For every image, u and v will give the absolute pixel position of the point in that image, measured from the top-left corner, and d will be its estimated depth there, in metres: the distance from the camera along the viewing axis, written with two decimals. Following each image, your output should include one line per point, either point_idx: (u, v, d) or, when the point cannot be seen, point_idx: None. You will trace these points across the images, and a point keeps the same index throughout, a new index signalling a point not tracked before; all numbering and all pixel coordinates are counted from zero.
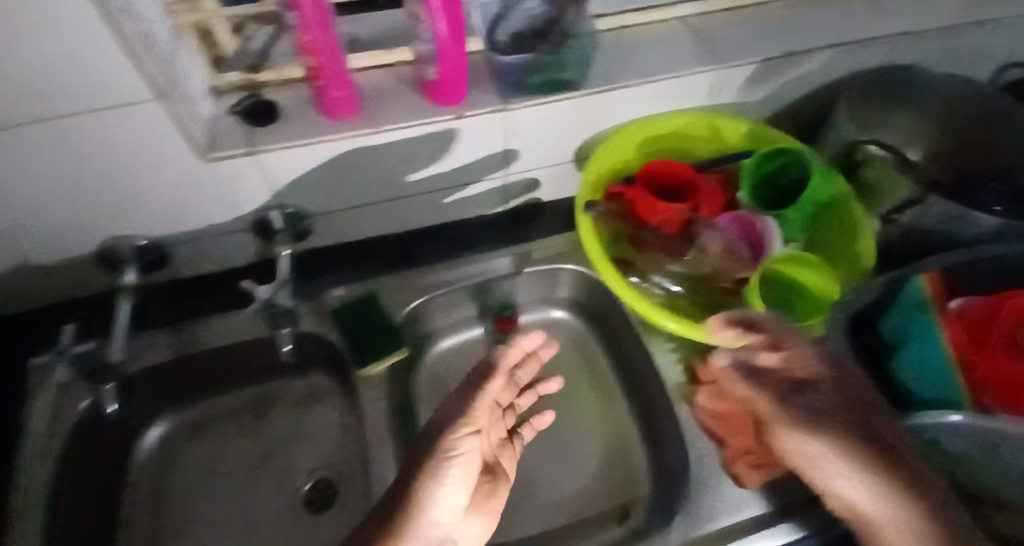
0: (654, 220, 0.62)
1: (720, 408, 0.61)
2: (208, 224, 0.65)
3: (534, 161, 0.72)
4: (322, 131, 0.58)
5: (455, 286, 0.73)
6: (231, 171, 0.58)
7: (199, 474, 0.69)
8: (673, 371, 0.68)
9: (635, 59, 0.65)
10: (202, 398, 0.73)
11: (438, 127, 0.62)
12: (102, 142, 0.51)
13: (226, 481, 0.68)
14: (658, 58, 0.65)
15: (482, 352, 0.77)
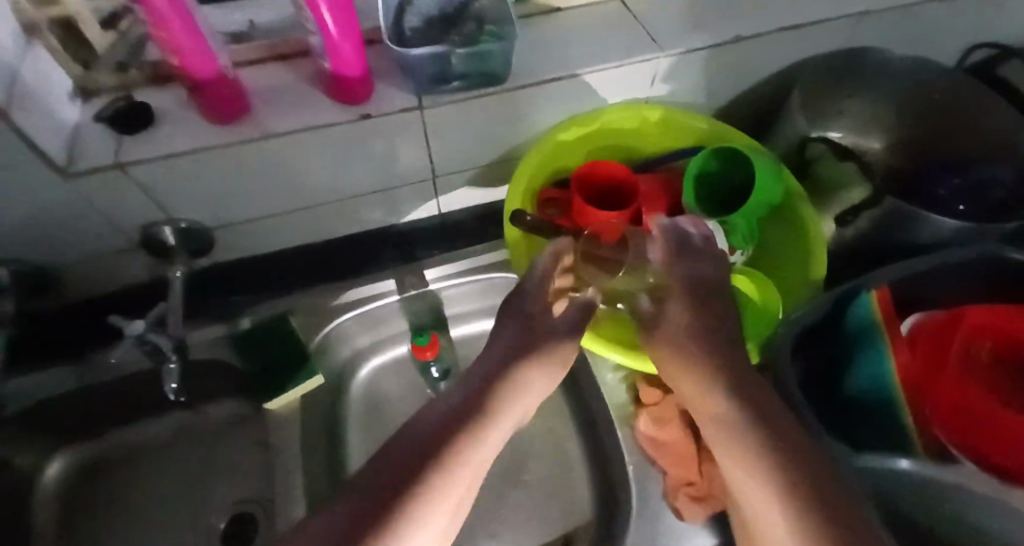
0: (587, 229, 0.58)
1: (660, 434, 0.55)
2: (90, 247, 0.61)
3: (456, 162, 0.66)
4: (206, 137, 0.53)
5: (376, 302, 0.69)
6: (100, 187, 0.53)
7: (102, 511, 0.66)
8: (617, 389, 0.62)
9: (561, 47, 0.59)
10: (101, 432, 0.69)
11: (344, 130, 0.56)
12: None
13: (127, 520, 0.65)
14: (586, 46, 0.59)
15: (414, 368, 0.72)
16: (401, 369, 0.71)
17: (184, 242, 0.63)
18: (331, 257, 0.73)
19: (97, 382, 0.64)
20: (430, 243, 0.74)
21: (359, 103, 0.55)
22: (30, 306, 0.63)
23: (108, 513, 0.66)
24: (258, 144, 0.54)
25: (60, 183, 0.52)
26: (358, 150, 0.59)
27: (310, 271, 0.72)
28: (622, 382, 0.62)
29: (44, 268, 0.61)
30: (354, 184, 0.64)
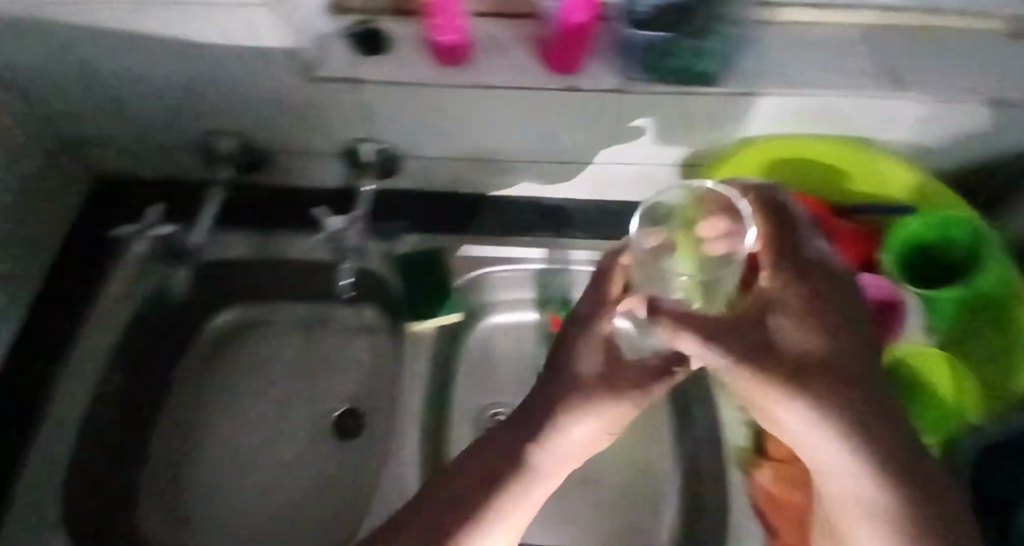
0: None
1: (781, 495, 0.52)
2: (302, 145, 0.68)
3: (636, 155, 0.66)
4: (425, 73, 0.58)
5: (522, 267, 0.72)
6: (328, 95, 0.59)
7: (240, 372, 0.75)
8: (739, 432, 0.59)
9: (789, 64, 0.56)
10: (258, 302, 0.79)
11: (547, 97, 0.58)
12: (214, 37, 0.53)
13: (257, 387, 0.74)
14: (818, 70, 0.55)
15: (533, 338, 0.74)
16: (519, 332, 0.74)
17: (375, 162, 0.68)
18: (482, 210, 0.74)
19: (270, 262, 0.72)
20: (584, 225, 0.72)
21: (566, 73, 0.57)
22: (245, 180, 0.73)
23: (238, 373, 0.75)
24: (471, 91, 0.58)
25: (294, 83, 0.58)
26: (550, 118, 0.61)
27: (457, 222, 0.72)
28: (745, 424, 0.59)
29: (255, 152, 0.69)
30: (535, 150, 0.66)
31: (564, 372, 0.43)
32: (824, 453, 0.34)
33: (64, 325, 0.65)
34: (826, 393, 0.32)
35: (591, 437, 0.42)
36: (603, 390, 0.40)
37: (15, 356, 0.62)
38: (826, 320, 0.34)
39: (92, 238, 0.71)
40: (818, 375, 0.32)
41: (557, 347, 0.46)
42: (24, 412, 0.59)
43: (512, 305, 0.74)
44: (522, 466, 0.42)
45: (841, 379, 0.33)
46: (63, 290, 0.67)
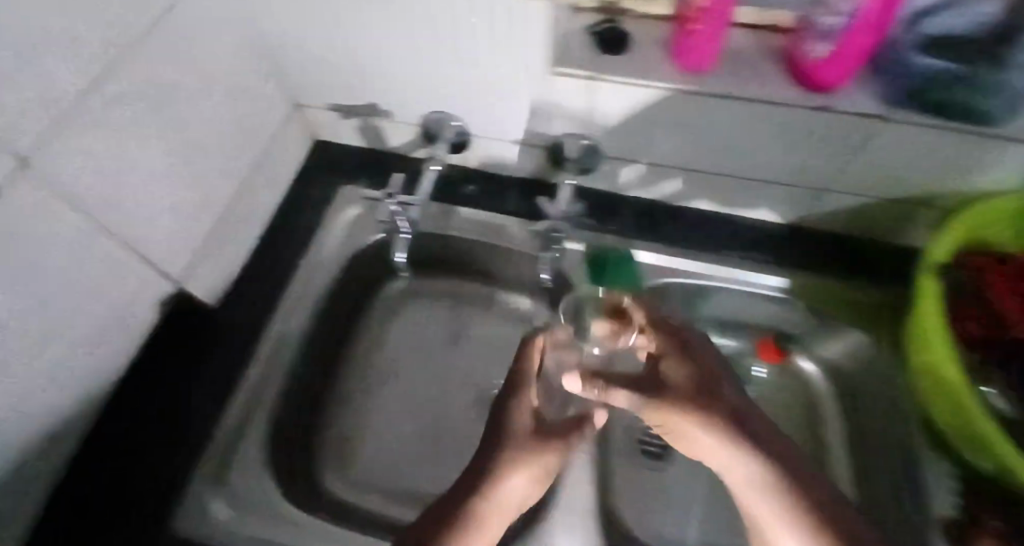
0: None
1: None
2: (508, 133, 0.69)
3: (861, 184, 0.62)
4: (672, 76, 0.57)
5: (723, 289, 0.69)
6: (560, 89, 0.60)
7: (404, 342, 0.77)
8: (942, 494, 0.56)
9: None
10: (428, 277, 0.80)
11: (792, 114, 0.56)
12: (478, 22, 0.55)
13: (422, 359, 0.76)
14: None
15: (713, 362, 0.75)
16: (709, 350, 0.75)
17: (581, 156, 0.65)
18: (675, 219, 0.72)
19: (461, 242, 0.74)
20: (786, 254, 0.69)
21: (823, 92, 0.55)
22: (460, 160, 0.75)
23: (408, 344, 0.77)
24: (713, 101, 0.57)
25: (536, 76, 0.59)
26: (789, 136, 0.59)
27: (649, 229, 0.71)
28: (950, 491, 0.56)
29: (467, 135, 0.70)
30: (751, 165, 0.64)
31: (500, 418, 0.49)
32: (733, 465, 0.42)
33: (276, 276, 0.69)
34: (713, 413, 0.42)
35: (522, 488, 0.45)
36: (530, 444, 0.46)
37: (233, 300, 0.67)
38: (686, 363, 0.45)
39: (301, 197, 0.75)
40: (701, 416, 0.42)
41: (493, 410, 0.50)
42: (240, 354, 0.64)
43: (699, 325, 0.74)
44: (466, 513, 0.43)
45: (715, 408, 0.43)
46: (275, 245, 0.71)
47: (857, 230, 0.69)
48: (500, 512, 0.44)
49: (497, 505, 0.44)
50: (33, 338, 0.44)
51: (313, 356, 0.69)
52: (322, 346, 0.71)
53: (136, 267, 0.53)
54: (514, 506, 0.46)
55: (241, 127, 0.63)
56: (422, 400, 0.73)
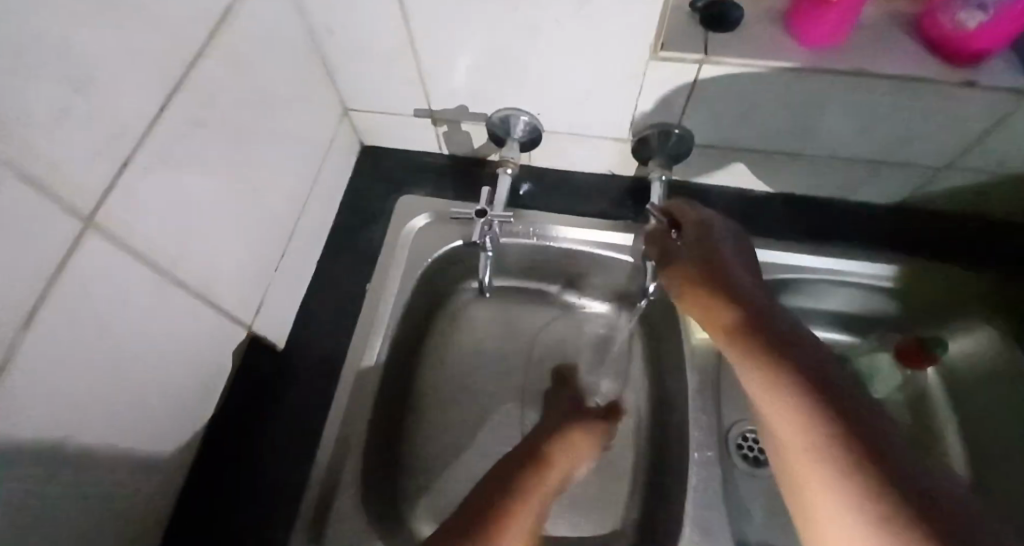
0: None
1: None
2: (589, 124, 0.62)
3: (990, 160, 0.57)
4: (793, 56, 0.50)
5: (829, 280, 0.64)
6: (662, 76, 0.53)
7: (479, 358, 0.71)
8: None
9: None
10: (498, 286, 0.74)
11: (932, 92, 0.50)
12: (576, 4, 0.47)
13: (500, 374, 0.70)
14: None
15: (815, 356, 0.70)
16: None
17: (667, 146, 0.61)
18: (770, 210, 0.67)
19: (540, 249, 0.68)
20: (891, 237, 0.65)
21: (966, 65, 0.49)
22: (530, 160, 0.70)
23: (484, 362, 0.71)
24: (843, 79, 0.50)
25: (636, 62, 0.52)
26: (918, 114, 0.53)
27: (746, 223, 0.67)
28: None
29: (538, 128, 0.63)
30: (867, 146, 0.58)
31: None
32: (744, 324, 0.49)
33: (344, 303, 0.62)
34: (755, 286, 0.52)
35: None
36: None
37: (301, 334, 0.60)
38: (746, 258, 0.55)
39: (357, 211, 0.68)
40: (744, 276, 0.53)
41: None
42: (320, 395, 0.57)
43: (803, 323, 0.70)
44: None
45: (756, 285, 0.53)
46: (336, 268, 0.64)
47: (970, 208, 0.64)
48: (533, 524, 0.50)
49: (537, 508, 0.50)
50: (114, 416, 0.38)
51: (391, 387, 0.63)
52: (399, 374, 0.65)
53: (210, 315, 0.47)
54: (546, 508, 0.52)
55: (297, 141, 0.56)
56: (511, 422, 0.67)
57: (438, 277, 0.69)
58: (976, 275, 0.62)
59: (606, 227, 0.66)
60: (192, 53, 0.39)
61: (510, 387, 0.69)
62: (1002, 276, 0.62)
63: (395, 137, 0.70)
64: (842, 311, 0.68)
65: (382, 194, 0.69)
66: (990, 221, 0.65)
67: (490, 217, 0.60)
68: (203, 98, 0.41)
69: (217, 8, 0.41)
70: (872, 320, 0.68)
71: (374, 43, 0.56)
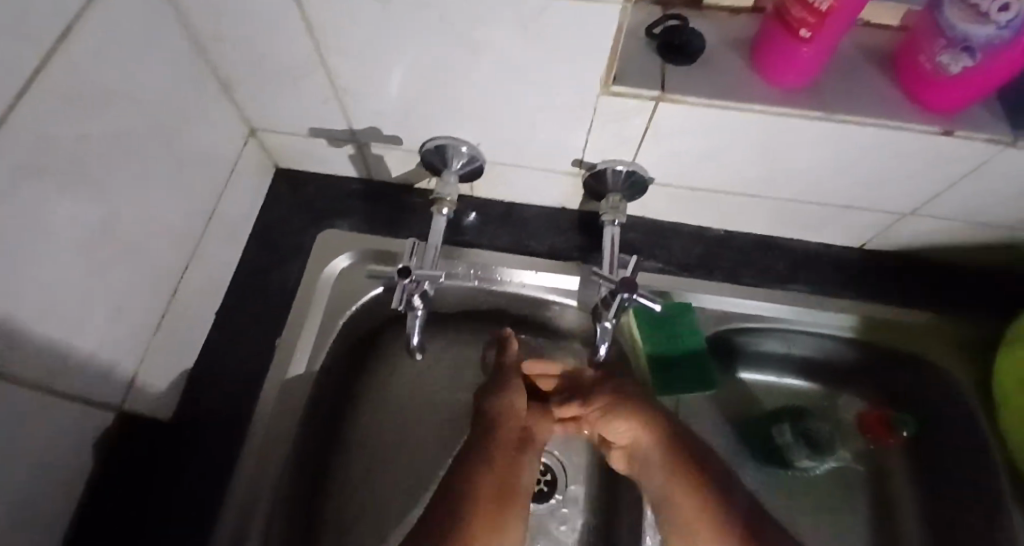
0: None
1: None
2: (534, 157, 0.55)
3: (959, 211, 0.53)
4: (757, 95, 0.44)
5: (791, 327, 0.61)
6: (614, 112, 0.46)
7: (411, 406, 0.63)
8: None
9: None
10: (435, 329, 0.66)
11: (906, 140, 0.45)
12: (515, 32, 0.39)
13: (434, 425, 0.63)
14: None
15: (775, 400, 0.66)
16: (777, 398, 0.66)
17: (621, 184, 0.56)
18: (730, 250, 0.62)
19: (481, 293, 0.62)
20: (856, 282, 0.61)
21: (945, 113, 0.44)
22: (472, 188, 0.62)
23: (413, 415, 0.63)
24: (812, 122, 0.44)
25: (585, 96, 0.45)
26: (890, 163, 0.48)
27: (704, 264, 0.61)
28: None
29: (479, 159, 0.55)
30: (833, 192, 0.53)
31: None
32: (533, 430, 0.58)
33: (248, 358, 0.54)
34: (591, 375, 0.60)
35: None
36: None
37: (195, 397, 0.52)
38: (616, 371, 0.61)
39: (271, 248, 0.59)
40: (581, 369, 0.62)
41: None
42: (217, 470, 0.50)
43: (763, 367, 0.66)
44: None
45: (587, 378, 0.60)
46: (239, 317, 0.56)
47: (935, 252, 0.61)
48: (509, 457, 0.54)
49: (511, 460, 0.54)
50: None
51: (305, 455, 0.55)
52: (315, 439, 0.57)
53: (57, 403, 0.38)
54: (523, 444, 0.56)
55: (182, 178, 0.47)
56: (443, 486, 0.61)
57: (367, 321, 0.61)
58: (939, 326, 0.59)
59: (554, 269, 0.60)
60: (15, 91, 0.30)
61: (443, 444, 0.62)
62: (965, 323, 0.59)
63: (317, 163, 0.61)
64: (805, 356, 0.64)
65: (300, 227, 0.61)
66: (954, 268, 0.62)
67: (415, 275, 0.49)
68: (33, 146, 0.32)
69: (53, 30, 0.32)
70: (834, 365, 0.64)
71: (277, 62, 0.47)
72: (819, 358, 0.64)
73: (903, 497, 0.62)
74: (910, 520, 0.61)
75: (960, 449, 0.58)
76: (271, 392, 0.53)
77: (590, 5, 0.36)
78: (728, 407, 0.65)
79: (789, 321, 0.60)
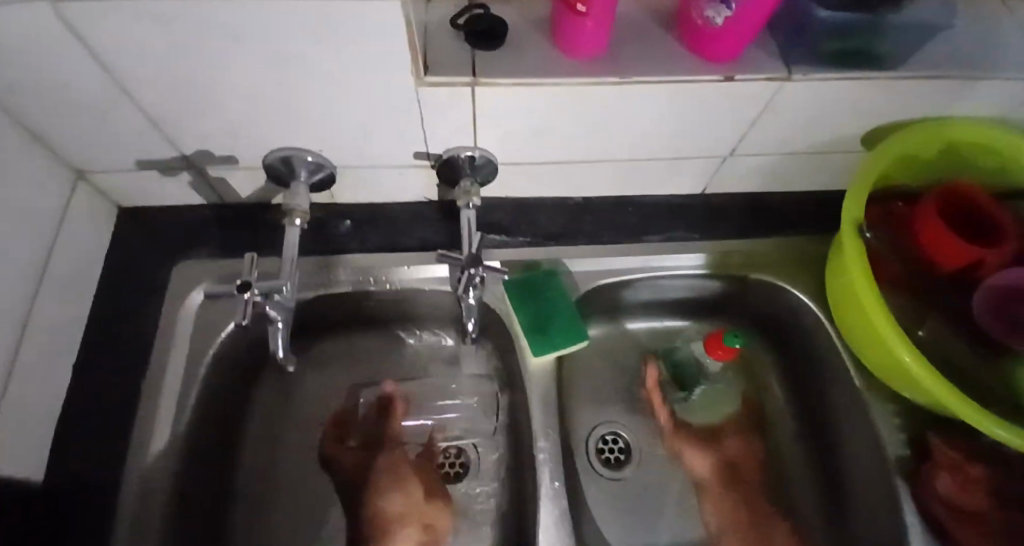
0: (937, 253, 0.57)
1: (956, 497, 0.56)
2: (377, 156, 0.56)
3: (767, 146, 0.60)
4: (557, 68, 0.48)
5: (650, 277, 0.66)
6: (435, 103, 0.48)
7: (315, 420, 0.65)
8: (892, 440, 0.59)
9: (951, 49, 0.52)
10: (325, 339, 0.67)
11: (696, 91, 0.50)
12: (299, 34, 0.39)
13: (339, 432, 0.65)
14: (986, 53, 0.52)
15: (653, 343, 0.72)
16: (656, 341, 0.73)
17: (474, 172, 0.59)
18: (589, 215, 0.66)
19: (359, 296, 0.63)
20: (701, 224, 0.67)
21: (727, 63, 0.49)
22: (330, 197, 0.63)
23: (314, 431, 0.64)
24: (609, 88, 0.48)
25: (402, 93, 0.47)
26: (693, 114, 0.53)
27: (566, 232, 0.65)
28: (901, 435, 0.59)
29: (327, 168, 0.56)
30: (657, 146, 0.58)
31: None
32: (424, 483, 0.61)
33: (117, 406, 0.53)
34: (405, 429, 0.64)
35: None
36: None
37: (63, 456, 0.51)
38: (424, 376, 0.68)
39: (128, 290, 0.58)
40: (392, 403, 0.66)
41: None
42: (100, 516, 0.49)
43: (640, 315, 0.72)
44: None
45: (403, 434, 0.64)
46: (104, 365, 0.55)
47: (765, 186, 0.68)
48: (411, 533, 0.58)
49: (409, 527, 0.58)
50: None
51: (201, 492, 0.55)
52: (207, 475, 0.56)
53: None
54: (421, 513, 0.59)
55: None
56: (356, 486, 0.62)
57: (247, 344, 0.61)
58: (776, 250, 0.66)
59: (424, 260, 0.62)
60: None
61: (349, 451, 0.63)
62: (799, 243, 0.66)
63: (163, 195, 0.60)
64: (673, 300, 0.70)
65: (156, 262, 0.59)
66: (785, 197, 0.69)
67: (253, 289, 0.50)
68: None
69: None
70: (699, 303, 0.71)
71: (77, 100, 0.46)
72: (687, 300, 0.71)
73: (771, 402, 0.72)
74: (783, 421, 0.71)
75: (810, 351, 0.67)
76: (146, 435, 0.51)
77: (366, 11, 0.37)
78: (614, 357, 0.71)
79: (647, 267, 0.65)
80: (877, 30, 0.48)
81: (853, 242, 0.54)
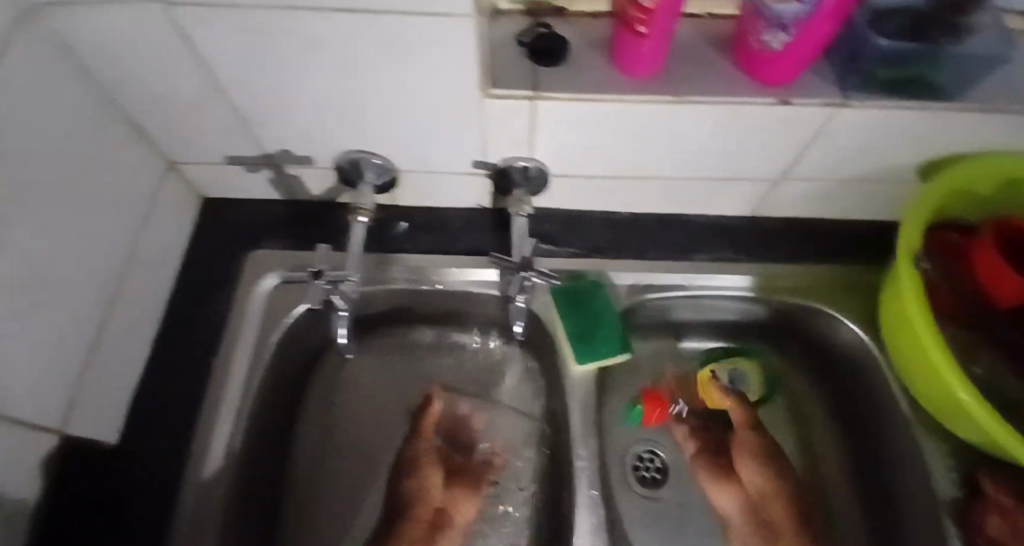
0: (994, 287, 0.56)
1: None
2: (439, 162, 0.60)
3: (819, 171, 0.60)
4: (615, 86, 0.50)
5: (694, 295, 0.66)
6: (498, 115, 0.52)
7: (362, 409, 0.68)
8: (944, 479, 0.58)
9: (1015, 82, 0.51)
10: (376, 334, 0.70)
11: (749, 113, 0.51)
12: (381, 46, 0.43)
13: (384, 423, 0.68)
14: None
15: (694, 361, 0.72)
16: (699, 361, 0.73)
17: (528, 183, 0.62)
18: (636, 230, 0.68)
19: (411, 294, 0.66)
20: (749, 246, 0.67)
21: (780, 87, 0.50)
22: (392, 199, 0.67)
23: (359, 421, 0.68)
24: (664, 107, 0.50)
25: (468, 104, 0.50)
26: (745, 136, 0.55)
27: (613, 246, 0.67)
28: (952, 475, 0.58)
29: (392, 171, 0.60)
30: (708, 166, 0.60)
31: None
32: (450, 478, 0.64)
33: (189, 378, 0.58)
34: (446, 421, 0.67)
35: None
36: None
37: (139, 420, 0.55)
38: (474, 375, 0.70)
39: (205, 273, 0.63)
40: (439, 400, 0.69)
41: None
42: (168, 478, 0.53)
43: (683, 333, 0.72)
44: None
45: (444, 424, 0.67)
46: (179, 340, 0.60)
47: (817, 212, 0.68)
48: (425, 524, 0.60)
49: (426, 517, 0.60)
50: None
51: (257, 465, 0.59)
52: (262, 451, 0.60)
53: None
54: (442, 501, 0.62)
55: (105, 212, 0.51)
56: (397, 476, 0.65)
57: (305, 332, 0.65)
58: (825, 275, 0.66)
59: (475, 264, 0.65)
60: None
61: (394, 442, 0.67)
62: (850, 270, 0.66)
63: (242, 189, 0.66)
64: (717, 320, 0.71)
65: (231, 250, 0.64)
66: (837, 223, 0.69)
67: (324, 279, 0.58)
68: None
69: None
70: (744, 325, 0.71)
71: (183, 99, 0.51)
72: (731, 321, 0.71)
73: (817, 430, 0.70)
74: (830, 452, 0.69)
75: (858, 381, 0.66)
76: (212, 407, 0.56)
77: (444, 28, 0.41)
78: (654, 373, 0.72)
79: (691, 285, 0.66)
80: (936, 59, 0.48)
81: (909, 274, 0.53)
